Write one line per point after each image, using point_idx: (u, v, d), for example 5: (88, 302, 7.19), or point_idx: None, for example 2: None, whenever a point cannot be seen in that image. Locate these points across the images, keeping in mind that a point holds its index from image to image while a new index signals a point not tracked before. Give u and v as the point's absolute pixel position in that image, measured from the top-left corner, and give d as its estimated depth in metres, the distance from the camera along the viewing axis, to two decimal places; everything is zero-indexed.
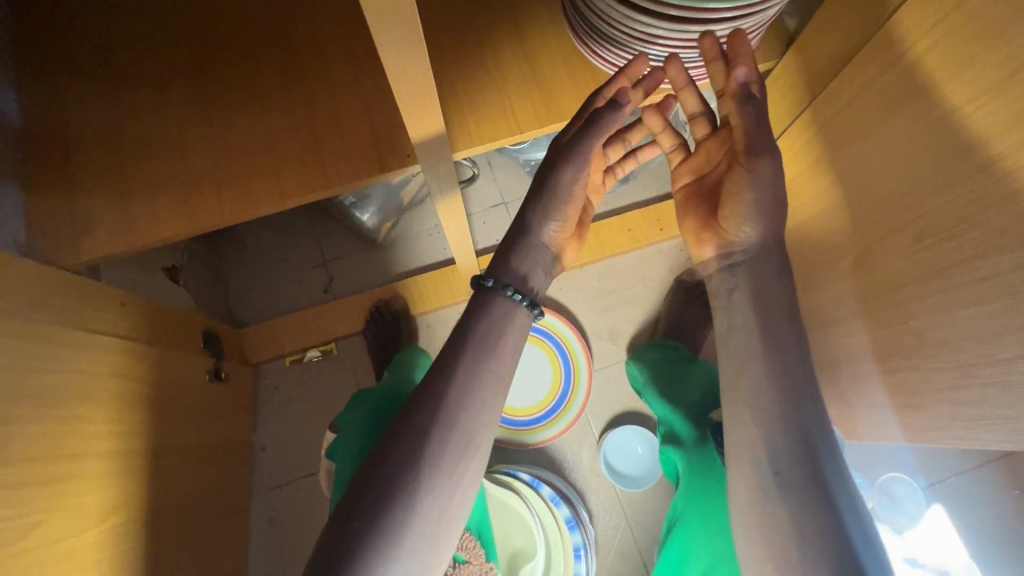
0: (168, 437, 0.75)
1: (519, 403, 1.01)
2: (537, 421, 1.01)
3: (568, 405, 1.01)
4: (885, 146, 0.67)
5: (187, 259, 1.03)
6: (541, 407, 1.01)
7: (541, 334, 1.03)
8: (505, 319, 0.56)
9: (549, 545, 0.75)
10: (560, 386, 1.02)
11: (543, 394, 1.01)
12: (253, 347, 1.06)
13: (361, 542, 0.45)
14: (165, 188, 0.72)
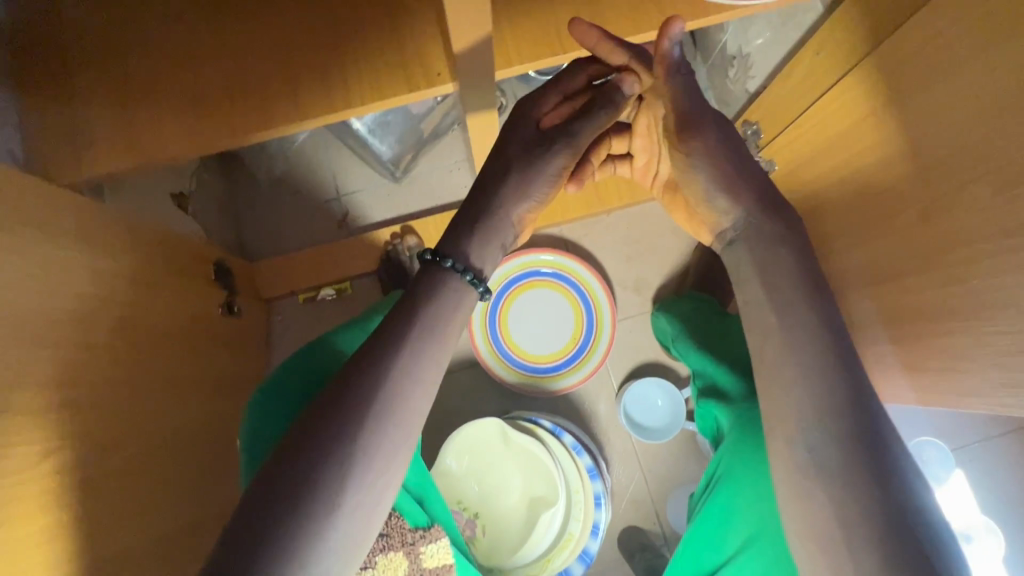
0: (181, 368, 0.73)
1: (539, 350, 0.98)
2: (557, 369, 0.98)
3: (590, 355, 0.98)
4: (976, 81, 0.59)
5: (196, 186, 0.98)
6: (562, 355, 0.98)
7: (565, 281, 0.99)
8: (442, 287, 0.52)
9: (570, 493, 0.73)
10: (582, 335, 0.98)
11: (564, 342, 0.98)
12: (266, 282, 1.02)
13: (280, 510, 0.42)
14: (167, 100, 0.65)
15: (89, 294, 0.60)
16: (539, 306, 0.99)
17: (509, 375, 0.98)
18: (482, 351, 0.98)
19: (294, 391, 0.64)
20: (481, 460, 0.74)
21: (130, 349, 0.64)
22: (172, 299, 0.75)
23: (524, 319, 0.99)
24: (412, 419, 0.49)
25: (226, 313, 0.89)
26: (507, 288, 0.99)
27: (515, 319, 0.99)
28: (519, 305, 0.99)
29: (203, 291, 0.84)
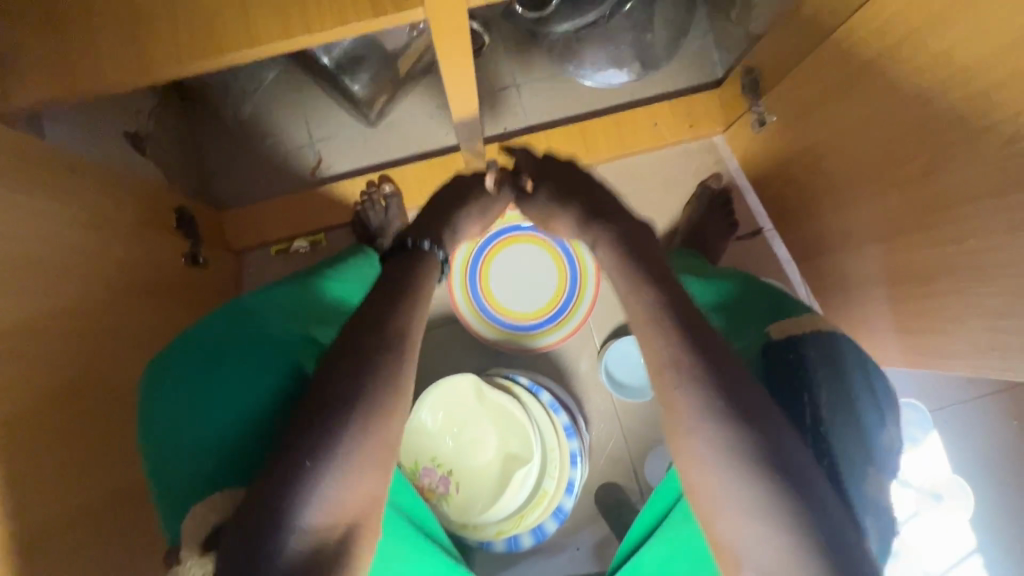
0: (133, 320, 0.70)
1: (521, 308, 0.95)
2: (540, 327, 0.95)
3: (572, 313, 0.95)
4: (976, 24, 0.54)
5: (154, 126, 0.90)
6: (544, 312, 0.95)
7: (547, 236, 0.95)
8: (424, 262, 0.59)
9: (545, 452, 0.71)
10: (564, 292, 0.95)
11: (547, 300, 0.95)
12: (235, 232, 0.97)
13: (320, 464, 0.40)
14: (106, 19, 0.58)
15: (12, 240, 0.55)
16: (521, 263, 0.96)
17: (491, 333, 0.95)
18: (462, 308, 0.95)
19: (197, 360, 0.57)
20: (453, 416, 0.72)
21: (71, 299, 0.60)
22: (118, 249, 0.70)
23: (504, 277, 0.95)
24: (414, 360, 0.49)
25: (190, 263, 0.84)
26: (486, 243, 0.95)
27: (495, 276, 0.95)
28: (501, 261, 0.95)
29: (162, 240, 0.79)
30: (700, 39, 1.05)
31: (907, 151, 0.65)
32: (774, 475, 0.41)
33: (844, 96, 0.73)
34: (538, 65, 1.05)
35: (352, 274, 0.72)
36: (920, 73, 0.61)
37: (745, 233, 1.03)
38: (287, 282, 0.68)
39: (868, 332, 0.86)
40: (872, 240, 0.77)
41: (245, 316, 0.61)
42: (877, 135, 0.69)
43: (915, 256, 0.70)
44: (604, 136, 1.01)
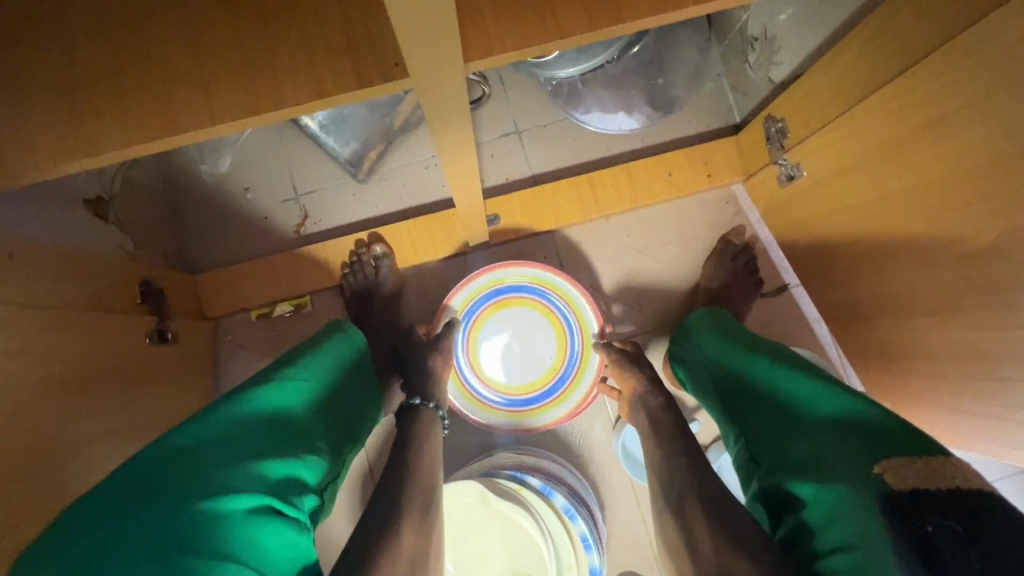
0: (80, 424, 0.61)
1: (510, 383, 0.86)
2: (527, 404, 0.85)
3: (565, 396, 0.85)
4: None
5: (121, 187, 0.82)
6: (535, 389, 0.86)
7: (550, 304, 0.86)
8: (424, 421, 0.63)
9: (561, 569, 0.62)
10: (561, 370, 0.86)
11: (541, 375, 0.86)
12: (211, 296, 0.88)
13: None
14: (45, 93, 0.50)
15: None
16: (515, 330, 0.87)
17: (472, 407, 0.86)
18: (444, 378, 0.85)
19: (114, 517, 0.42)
20: (455, 525, 0.63)
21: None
22: (57, 341, 0.60)
23: (494, 346, 0.86)
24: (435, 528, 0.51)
25: (156, 342, 0.76)
26: (478, 305, 0.86)
27: (485, 343, 0.86)
28: (492, 325, 0.86)
29: (123, 321, 0.71)
30: (714, 80, 0.98)
31: (963, 225, 0.58)
32: None
33: (891, 156, 0.65)
34: (540, 111, 0.98)
35: (339, 379, 0.63)
36: (987, 136, 0.53)
37: (769, 290, 0.95)
38: (261, 390, 0.54)
39: (913, 407, 0.78)
40: (924, 312, 0.68)
41: (193, 450, 0.47)
42: (925, 202, 0.62)
43: (979, 337, 0.61)
44: (615, 188, 0.93)
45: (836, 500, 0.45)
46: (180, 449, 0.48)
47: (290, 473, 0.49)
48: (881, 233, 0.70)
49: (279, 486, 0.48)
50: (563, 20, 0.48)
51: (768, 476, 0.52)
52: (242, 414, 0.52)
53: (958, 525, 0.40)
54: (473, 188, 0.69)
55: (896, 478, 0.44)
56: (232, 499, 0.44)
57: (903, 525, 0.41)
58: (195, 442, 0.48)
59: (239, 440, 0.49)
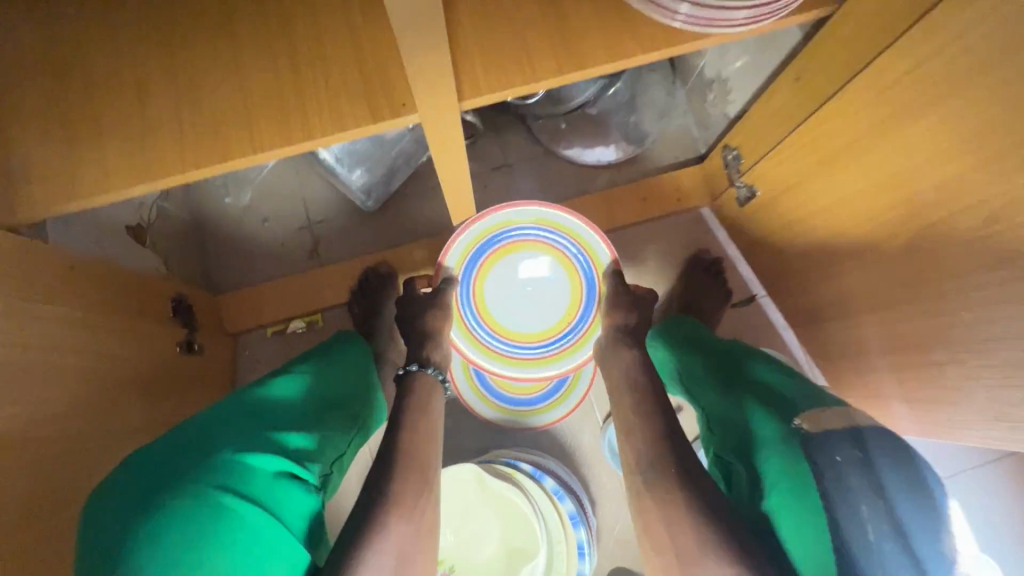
0: (120, 418, 0.68)
1: (521, 330, 0.86)
2: (539, 352, 0.86)
3: (578, 347, 0.86)
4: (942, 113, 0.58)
5: (158, 217, 0.92)
6: (548, 335, 0.86)
7: (564, 249, 0.85)
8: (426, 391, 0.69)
9: (551, 544, 0.68)
10: (575, 317, 0.86)
11: (554, 321, 0.86)
12: (232, 314, 0.97)
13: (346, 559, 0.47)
14: (114, 130, 0.60)
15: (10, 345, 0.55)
16: (528, 272, 0.86)
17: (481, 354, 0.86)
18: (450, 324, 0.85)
19: (150, 470, 0.49)
20: (457, 507, 0.70)
21: (65, 403, 0.60)
22: (103, 342, 0.69)
23: (504, 290, 0.86)
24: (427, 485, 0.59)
25: (185, 351, 0.84)
26: (487, 247, 0.84)
27: (495, 287, 0.85)
28: (502, 270, 0.85)
29: (157, 331, 0.79)
30: (681, 118, 1.11)
31: (886, 230, 0.68)
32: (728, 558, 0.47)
33: (826, 175, 0.76)
34: (528, 147, 1.10)
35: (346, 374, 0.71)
36: (894, 152, 0.63)
37: (740, 300, 1.04)
38: (274, 385, 0.63)
39: (873, 400, 0.86)
40: (868, 308, 0.77)
41: (216, 422, 0.55)
42: (856, 213, 0.72)
43: (912, 322, 0.70)
44: (597, 214, 1.05)
45: (772, 452, 0.56)
46: (205, 421, 0.56)
47: (301, 444, 0.57)
48: (826, 242, 0.80)
49: (293, 453, 0.55)
50: (537, 64, 0.59)
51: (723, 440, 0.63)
52: (259, 400, 0.61)
53: (872, 455, 0.50)
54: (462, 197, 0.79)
55: (813, 424, 0.56)
56: (253, 454, 0.51)
57: (838, 456, 0.51)
58: (219, 416, 0.56)
59: (255, 416, 0.58)
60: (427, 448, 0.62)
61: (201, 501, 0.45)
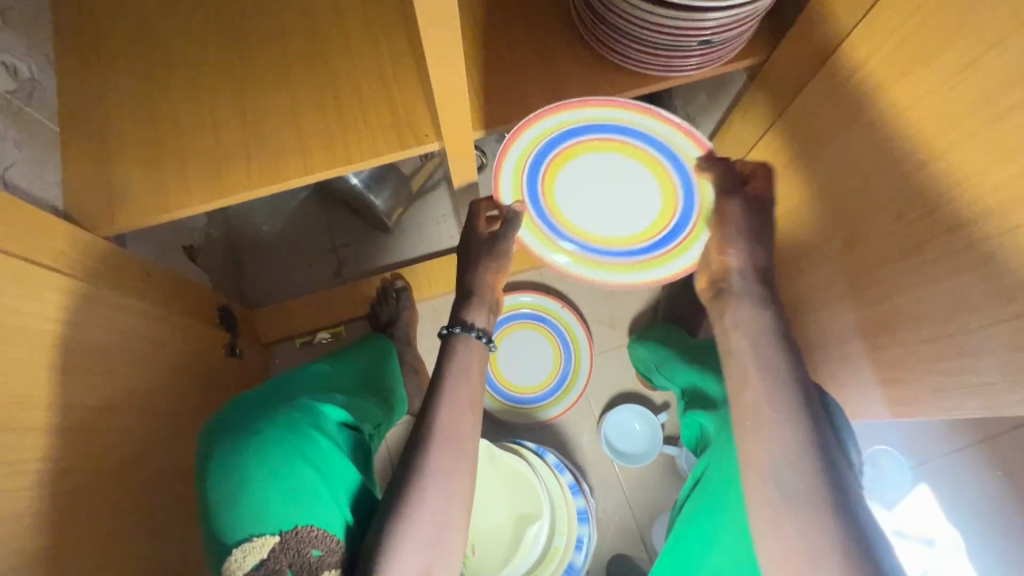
0: (176, 404, 0.80)
1: (611, 237, 0.73)
2: (636, 257, 0.73)
3: (688, 246, 0.72)
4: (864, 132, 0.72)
5: (205, 241, 1.06)
6: (644, 237, 0.73)
7: (640, 141, 0.71)
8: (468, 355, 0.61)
9: (554, 508, 0.78)
10: (676, 203, 0.71)
11: (649, 219, 0.72)
12: (265, 327, 1.10)
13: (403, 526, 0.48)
14: (194, 156, 0.73)
15: (98, 334, 0.67)
16: (605, 170, 0.72)
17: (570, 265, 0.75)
18: (527, 243, 0.75)
19: (248, 410, 0.71)
20: None
21: (134, 384, 0.72)
22: (169, 339, 0.81)
23: (580, 190, 0.73)
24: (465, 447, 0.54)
25: (229, 354, 0.96)
26: (549, 149, 0.71)
27: (567, 195, 0.73)
28: (573, 171, 0.72)
29: (205, 336, 0.91)
30: None
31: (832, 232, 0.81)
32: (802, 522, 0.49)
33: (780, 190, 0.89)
34: None
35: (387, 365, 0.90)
36: None
37: None
38: (328, 363, 0.84)
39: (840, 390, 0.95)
40: (824, 303, 0.90)
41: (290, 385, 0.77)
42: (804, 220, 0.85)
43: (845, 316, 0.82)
44: None
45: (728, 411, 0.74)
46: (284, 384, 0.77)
47: (351, 408, 0.77)
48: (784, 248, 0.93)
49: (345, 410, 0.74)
50: (532, 104, 0.75)
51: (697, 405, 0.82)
52: (321, 375, 0.81)
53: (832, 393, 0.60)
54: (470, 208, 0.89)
55: None
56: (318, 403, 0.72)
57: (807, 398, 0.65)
58: (291, 382, 0.78)
59: (318, 385, 0.79)
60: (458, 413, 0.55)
61: (283, 429, 0.65)
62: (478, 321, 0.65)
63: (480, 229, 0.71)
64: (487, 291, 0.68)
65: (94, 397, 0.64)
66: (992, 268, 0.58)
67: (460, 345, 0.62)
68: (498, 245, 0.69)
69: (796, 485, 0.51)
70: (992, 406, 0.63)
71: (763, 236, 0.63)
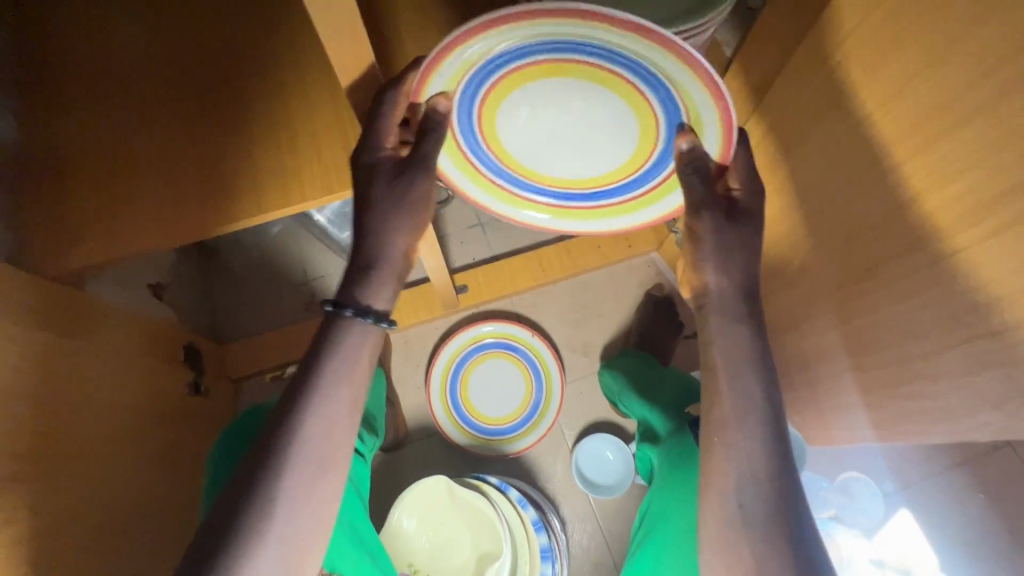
0: (137, 445, 0.79)
1: (563, 175, 0.61)
2: (598, 201, 0.63)
3: (660, 194, 0.61)
4: (811, 157, 0.73)
5: (173, 279, 1.06)
6: (608, 182, 0.60)
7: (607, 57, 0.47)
8: (358, 345, 0.50)
9: (515, 546, 0.76)
10: (653, 152, 0.56)
11: (618, 162, 0.58)
12: (235, 363, 1.09)
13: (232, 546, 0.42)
14: (145, 199, 0.73)
15: (53, 375, 0.67)
16: (561, 101, 0.53)
17: (508, 205, 0.66)
18: (447, 166, 0.61)
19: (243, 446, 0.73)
20: (430, 519, 0.77)
21: (92, 426, 0.71)
22: (130, 380, 0.81)
23: (521, 120, 0.55)
24: (328, 466, 0.47)
25: (192, 393, 0.96)
26: (486, 73, 0.50)
27: (506, 124, 0.56)
28: (506, 115, 0.55)
29: (169, 374, 0.90)
30: None
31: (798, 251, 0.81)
32: (765, 535, 0.49)
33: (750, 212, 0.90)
34: None
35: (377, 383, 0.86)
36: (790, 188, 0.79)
37: (689, 332, 1.13)
38: None
39: (812, 416, 0.93)
40: (793, 326, 0.89)
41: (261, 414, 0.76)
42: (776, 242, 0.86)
43: (819, 336, 0.82)
44: (558, 262, 1.13)
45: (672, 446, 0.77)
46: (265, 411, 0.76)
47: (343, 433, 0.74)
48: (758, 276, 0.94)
49: None
50: None
51: (644, 440, 0.84)
52: None
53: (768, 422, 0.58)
54: (426, 240, 0.86)
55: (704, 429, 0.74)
56: None
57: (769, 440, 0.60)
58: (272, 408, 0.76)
59: None
60: (332, 427, 0.48)
61: None
62: (376, 301, 0.51)
63: (388, 146, 0.53)
64: (397, 253, 0.53)
65: (51, 442, 0.64)
66: (938, 293, 0.58)
67: (353, 329, 0.49)
68: (410, 181, 0.51)
69: (762, 498, 0.50)
70: (964, 428, 0.63)
71: (744, 253, 0.54)
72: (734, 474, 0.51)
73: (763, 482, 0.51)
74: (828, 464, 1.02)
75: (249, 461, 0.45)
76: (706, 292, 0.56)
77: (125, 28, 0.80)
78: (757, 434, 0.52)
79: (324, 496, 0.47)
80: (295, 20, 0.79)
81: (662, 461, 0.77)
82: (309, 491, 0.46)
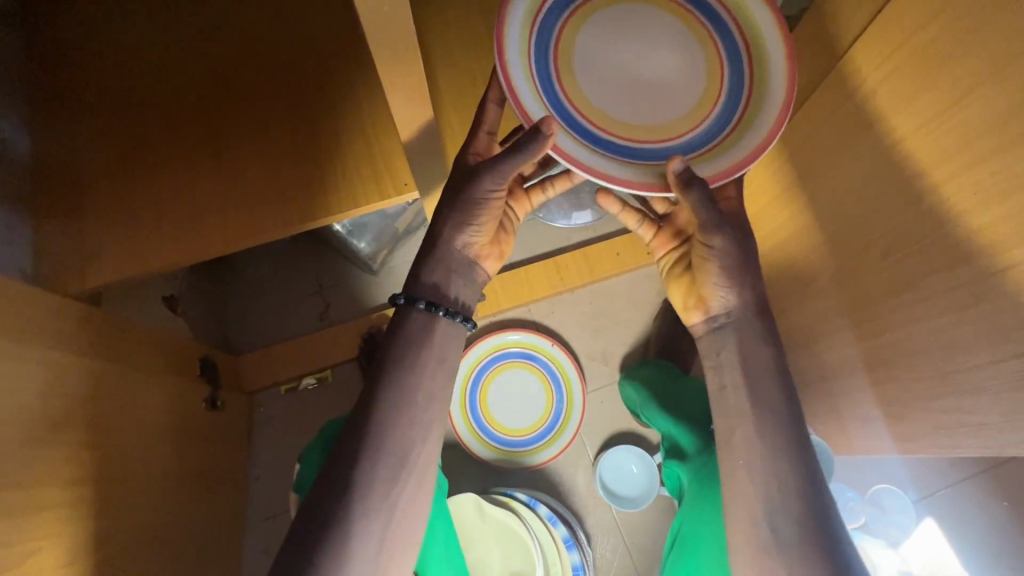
0: (159, 463, 0.77)
1: (625, 117, 0.53)
2: (661, 160, 0.52)
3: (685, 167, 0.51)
4: (850, 169, 0.72)
5: (185, 289, 1.04)
6: (670, 134, 0.53)
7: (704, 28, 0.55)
8: (424, 332, 0.58)
9: (548, 566, 0.77)
10: (709, 113, 0.53)
11: (684, 110, 0.53)
12: (248, 374, 1.07)
13: (339, 523, 0.50)
14: (175, 212, 0.71)
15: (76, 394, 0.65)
16: (637, 44, 0.54)
17: (563, 135, 0.49)
18: (510, 62, 0.49)
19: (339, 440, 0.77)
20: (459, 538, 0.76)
21: (116, 445, 0.69)
22: (156, 396, 0.79)
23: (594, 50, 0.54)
24: (406, 448, 0.54)
25: (209, 407, 0.93)
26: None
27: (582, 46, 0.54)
28: (586, 45, 0.54)
29: (189, 389, 0.89)
30: None
31: (827, 262, 0.80)
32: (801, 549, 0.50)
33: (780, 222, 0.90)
34: None
35: None
36: (823, 199, 0.78)
37: None
38: None
39: (835, 428, 0.92)
40: (820, 336, 0.87)
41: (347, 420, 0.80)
42: (804, 253, 0.86)
43: (847, 348, 0.81)
44: (575, 269, 1.11)
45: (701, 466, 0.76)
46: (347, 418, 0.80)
47: None
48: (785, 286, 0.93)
49: None
50: None
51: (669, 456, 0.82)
52: None
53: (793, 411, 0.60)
54: None
55: None
56: None
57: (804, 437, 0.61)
58: None
59: None
60: (404, 415, 0.55)
61: None
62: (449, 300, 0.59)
63: (472, 155, 0.61)
64: (455, 251, 0.60)
65: (71, 463, 0.62)
66: (983, 309, 0.57)
67: (413, 318, 0.58)
68: (470, 185, 0.57)
69: (795, 507, 0.51)
70: (994, 445, 0.61)
71: (751, 273, 0.56)
72: (763, 489, 0.52)
73: (794, 494, 0.52)
74: (852, 474, 1.00)
75: (341, 451, 0.53)
76: (723, 312, 0.58)
77: (145, 31, 0.77)
78: (787, 442, 0.53)
79: (409, 473, 0.54)
80: (326, 27, 0.77)
81: (691, 480, 0.76)
82: (397, 472, 0.54)
